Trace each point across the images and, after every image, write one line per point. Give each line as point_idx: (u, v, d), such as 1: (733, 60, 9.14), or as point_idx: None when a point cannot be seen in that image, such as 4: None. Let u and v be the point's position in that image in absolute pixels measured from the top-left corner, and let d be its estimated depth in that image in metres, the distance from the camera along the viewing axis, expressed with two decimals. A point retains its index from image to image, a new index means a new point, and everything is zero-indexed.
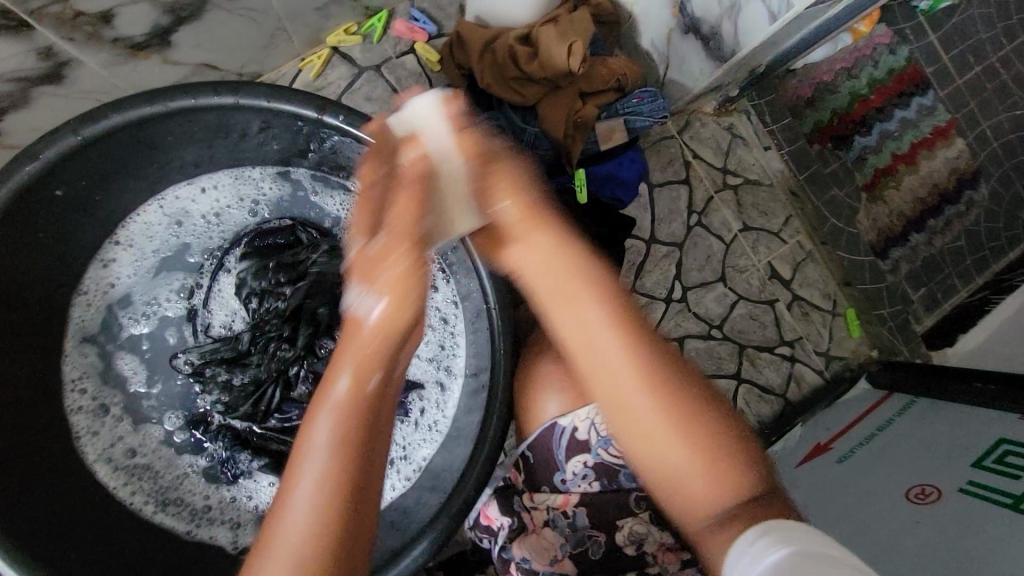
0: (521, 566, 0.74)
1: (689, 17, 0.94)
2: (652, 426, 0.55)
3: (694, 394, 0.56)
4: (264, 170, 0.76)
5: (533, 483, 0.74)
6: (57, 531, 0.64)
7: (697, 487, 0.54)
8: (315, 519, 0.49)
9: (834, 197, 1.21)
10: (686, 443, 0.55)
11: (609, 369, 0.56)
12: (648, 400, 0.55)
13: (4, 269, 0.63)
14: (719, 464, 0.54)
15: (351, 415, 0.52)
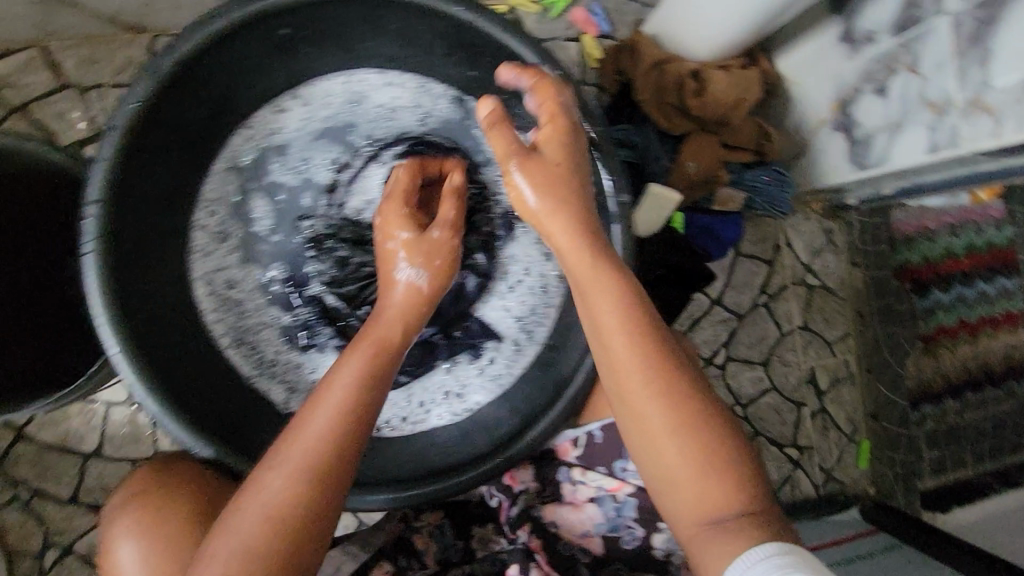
0: (546, 524, 0.70)
1: (846, 117, 0.96)
2: (665, 449, 0.56)
3: (684, 414, 0.56)
4: (446, 90, 0.76)
5: (587, 460, 0.69)
6: (151, 325, 0.64)
7: (701, 495, 0.55)
8: (331, 444, 0.54)
9: (894, 334, 1.19)
10: (699, 460, 0.55)
11: (634, 391, 0.57)
12: (654, 413, 0.56)
13: (204, 73, 0.64)
14: (724, 474, 0.55)
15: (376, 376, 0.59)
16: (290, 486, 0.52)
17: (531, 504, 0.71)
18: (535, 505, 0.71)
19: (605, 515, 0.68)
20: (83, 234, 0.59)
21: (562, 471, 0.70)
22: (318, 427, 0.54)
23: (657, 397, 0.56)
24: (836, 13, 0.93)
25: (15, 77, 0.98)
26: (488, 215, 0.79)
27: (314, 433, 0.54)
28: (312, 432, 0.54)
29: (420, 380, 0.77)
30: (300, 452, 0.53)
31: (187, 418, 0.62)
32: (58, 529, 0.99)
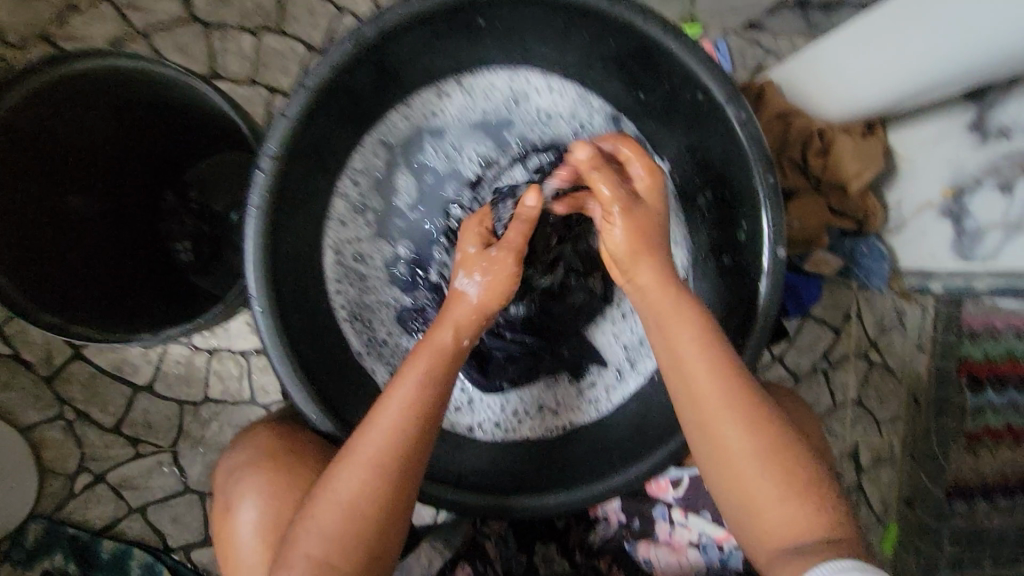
0: (640, 560, 0.75)
1: (959, 208, 0.96)
2: (741, 468, 0.54)
3: (771, 442, 0.54)
4: (604, 106, 0.74)
5: (687, 501, 0.73)
6: (292, 287, 0.62)
7: (773, 512, 0.53)
8: (404, 430, 0.52)
9: (945, 425, 1.17)
10: (769, 474, 0.53)
11: (714, 420, 0.55)
12: (732, 434, 0.54)
13: (398, 49, 0.62)
14: (800, 489, 0.53)
15: (443, 357, 0.55)
16: (367, 472, 0.51)
17: (626, 538, 0.76)
18: (630, 540, 0.76)
19: (708, 563, 0.72)
20: (255, 183, 0.57)
21: (660, 510, 0.74)
22: (389, 417, 0.52)
23: (735, 418, 0.54)
24: (970, 99, 0.91)
25: (147, 2, 0.98)
26: None
27: (385, 417, 0.52)
28: (383, 421, 0.52)
29: (521, 388, 0.76)
30: (373, 438, 0.52)
31: (315, 391, 0.59)
32: (94, 454, 0.99)
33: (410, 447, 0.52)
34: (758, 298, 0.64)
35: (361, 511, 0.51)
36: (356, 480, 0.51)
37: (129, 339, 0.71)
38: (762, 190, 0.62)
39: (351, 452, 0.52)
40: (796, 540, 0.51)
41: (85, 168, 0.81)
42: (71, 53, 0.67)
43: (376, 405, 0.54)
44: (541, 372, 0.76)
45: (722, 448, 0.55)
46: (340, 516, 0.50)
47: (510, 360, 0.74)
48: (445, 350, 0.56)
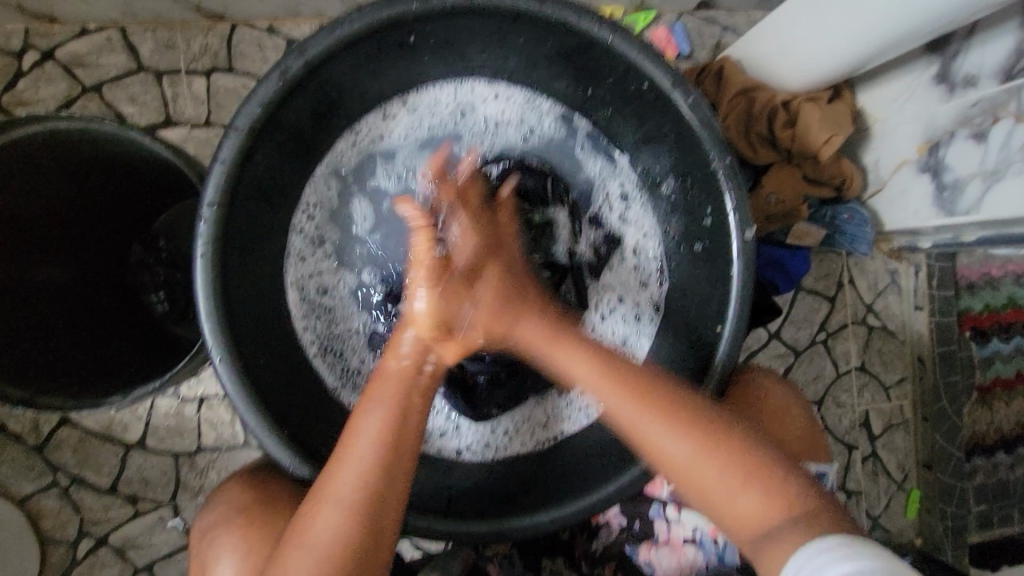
0: (642, 562, 0.74)
1: (935, 161, 0.94)
2: (696, 473, 0.55)
3: (714, 439, 0.55)
4: (553, 108, 0.76)
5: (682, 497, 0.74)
6: (253, 330, 0.61)
7: (740, 504, 0.54)
8: (375, 467, 0.52)
9: (954, 382, 1.14)
10: (726, 469, 0.55)
11: (652, 435, 0.57)
12: (675, 445, 0.56)
13: (328, 76, 0.61)
14: (756, 475, 0.54)
15: (402, 388, 0.56)
16: (345, 513, 0.50)
17: (627, 542, 0.75)
18: (630, 543, 0.75)
19: (707, 559, 0.73)
20: (197, 235, 0.55)
21: (656, 508, 0.75)
22: (359, 454, 0.52)
23: (673, 430, 0.56)
24: (932, 52, 0.89)
25: (93, 57, 0.97)
26: (578, 231, 0.78)
27: (355, 455, 0.52)
28: (352, 460, 0.52)
29: (506, 411, 0.75)
30: (345, 479, 0.51)
31: (285, 436, 0.58)
32: (93, 517, 0.97)
33: (382, 484, 0.52)
34: (732, 282, 0.63)
35: (344, 553, 0.50)
36: (333, 524, 0.50)
37: (99, 404, 0.70)
38: (719, 172, 0.61)
39: (320, 496, 0.51)
40: (763, 528, 0.53)
41: (45, 233, 0.80)
42: (10, 121, 0.66)
43: (341, 447, 0.54)
44: (529, 392, 0.76)
45: (674, 460, 0.56)
46: (322, 563, 0.49)
47: (493, 383, 0.75)
48: (400, 378, 0.56)
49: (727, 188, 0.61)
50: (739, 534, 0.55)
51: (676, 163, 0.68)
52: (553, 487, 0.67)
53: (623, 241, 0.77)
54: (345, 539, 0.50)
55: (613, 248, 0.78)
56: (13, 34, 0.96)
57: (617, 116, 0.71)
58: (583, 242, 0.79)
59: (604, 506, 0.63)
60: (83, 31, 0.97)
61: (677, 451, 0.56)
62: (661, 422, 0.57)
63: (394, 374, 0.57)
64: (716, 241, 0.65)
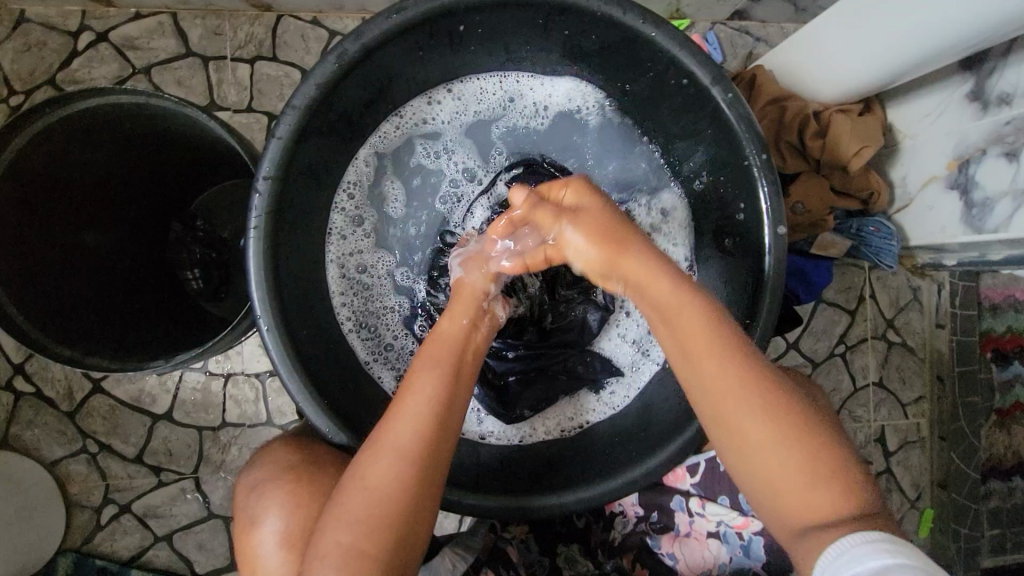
0: (664, 555, 0.75)
1: (965, 178, 0.94)
2: (747, 420, 0.52)
3: (776, 390, 0.52)
4: (591, 102, 0.78)
5: (705, 489, 0.76)
6: (296, 301, 0.63)
7: (781, 487, 0.51)
8: (428, 423, 0.53)
9: (973, 403, 1.14)
10: (779, 432, 0.51)
11: (718, 364, 0.53)
12: (730, 367, 0.53)
13: (380, 60, 0.63)
14: (808, 433, 0.51)
15: (454, 351, 0.59)
16: (404, 464, 0.51)
17: (650, 532, 0.77)
18: (652, 535, 0.77)
19: (732, 554, 0.73)
20: (251, 207, 0.58)
21: (678, 500, 0.76)
22: (412, 408, 0.54)
23: (733, 359, 0.53)
24: (968, 69, 0.90)
25: (144, 41, 1.01)
26: None
27: (409, 410, 0.54)
28: (408, 414, 0.54)
29: (543, 412, 0.77)
30: (398, 431, 0.53)
31: (324, 404, 0.60)
32: (118, 484, 1.00)
33: (427, 447, 0.53)
34: (763, 276, 0.64)
35: (397, 508, 0.50)
36: (391, 471, 0.51)
37: (141, 368, 0.72)
38: (755, 167, 0.63)
39: (379, 443, 0.53)
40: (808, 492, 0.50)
41: (95, 205, 0.83)
42: (75, 91, 0.69)
43: (397, 398, 0.55)
44: (563, 393, 0.77)
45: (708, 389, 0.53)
46: (376, 511, 0.50)
47: (522, 383, 0.77)
48: (456, 340, 0.60)
49: (756, 183, 0.63)
50: (778, 516, 0.52)
51: (709, 162, 0.70)
52: (577, 476, 0.68)
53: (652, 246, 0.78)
54: (387, 491, 0.51)
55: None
56: (70, 14, 1.00)
57: (653, 114, 0.73)
58: None
59: (628, 490, 0.65)
60: (136, 14, 1.01)
61: (730, 372, 0.53)
62: (715, 353, 0.53)
63: (451, 336, 0.60)
64: (747, 236, 0.67)
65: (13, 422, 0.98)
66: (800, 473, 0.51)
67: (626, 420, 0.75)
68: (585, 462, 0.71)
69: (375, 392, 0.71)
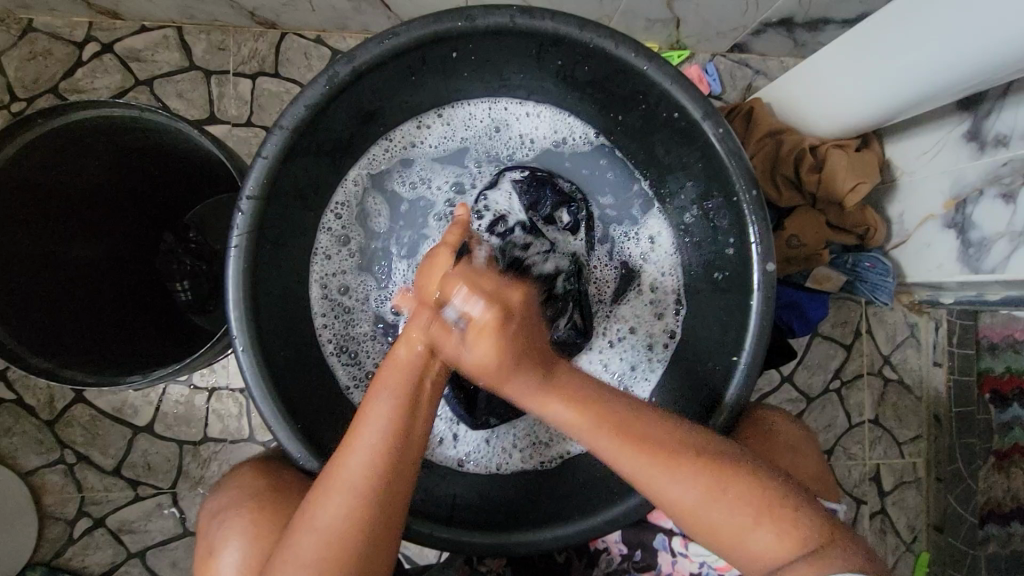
0: None
1: (962, 218, 0.94)
2: (698, 492, 0.54)
3: (709, 448, 0.56)
4: (584, 132, 0.79)
5: None
6: (275, 323, 0.62)
7: (733, 527, 0.55)
8: (384, 453, 0.52)
9: (971, 445, 1.13)
10: (721, 486, 0.55)
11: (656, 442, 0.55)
12: (665, 440, 0.55)
13: (370, 84, 0.63)
14: (743, 490, 0.55)
15: (412, 375, 0.54)
16: (357, 501, 0.51)
17: (630, 569, 0.74)
18: (633, 573, 0.74)
19: None
20: (233, 226, 0.57)
21: (660, 539, 0.73)
22: (366, 442, 0.52)
23: (669, 434, 0.55)
24: (965, 110, 0.90)
25: (149, 53, 1.02)
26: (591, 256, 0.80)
27: (363, 444, 0.52)
28: (361, 446, 0.52)
29: (510, 423, 0.76)
30: (353, 467, 0.51)
31: (298, 429, 0.59)
32: (94, 497, 0.98)
33: (387, 476, 0.51)
34: (750, 316, 0.63)
35: (349, 544, 0.50)
36: (341, 509, 0.50)
37: (118, 382, 0.71)
38: (744, 204, 0.62)
39: (333, 478, 0.51)
40: (766, 550, 0.54)
41: (85, 214, 0.83)
42: (69, 104, 0.69)
43: (351, 429, 0.53)
44: (530, 405, 0.76)
45: (651, 464, 0.54)
46: (328, 549, 0.50)
47: (492, 390, 0.75)
48: (410, 365, 0.55)
49: (744, 220, 0.63)
50: (728, 549, 0.56)
51: (700, 195, 0.69)
52: (558, 511, 0.66)
53: (641, 277, 0.79)
54: (352, 524, 0.50)
55: (631, 279, 0.79)
56: (77, 25, 1.01)
57: (645, 144, 0.73)
58: (603, 278, 0.80)
59: (608, 528, 0.63)
60: (142, 27, 1.02)
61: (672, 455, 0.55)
62: (656, 426, 0.55)
63: (405, 359, 0.55)
64: (735, 271, 0.66)
65: None
66: (751, 530, 0.55)
67: None
68: (566, 496, 0.70)
69: (351, 417, 0.70)
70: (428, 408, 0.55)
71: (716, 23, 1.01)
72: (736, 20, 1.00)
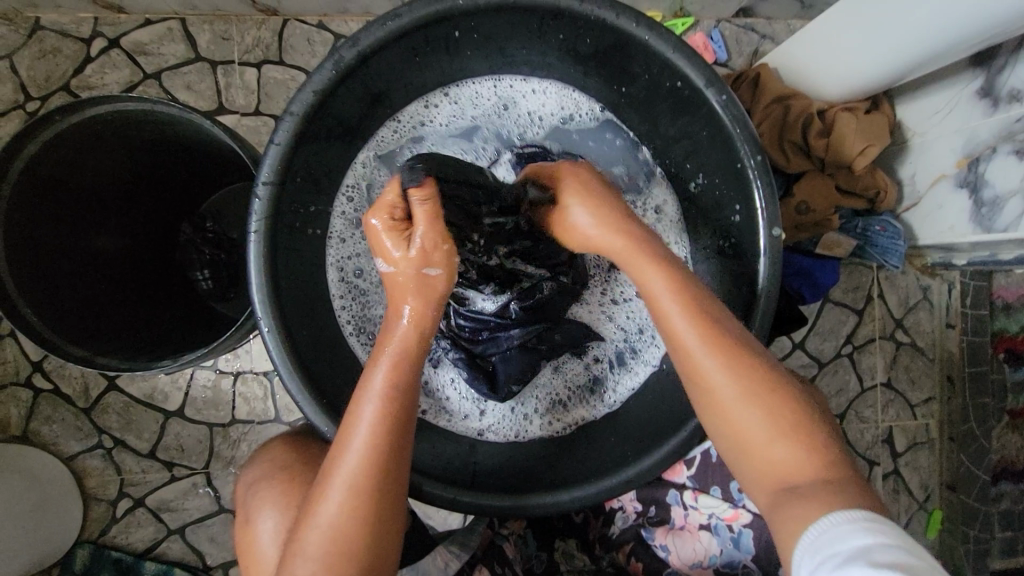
0: (657, 546, 0.77)
1: (974, 177, 0.93)
2: (741, 422, 0.53)
3: (765, 389, 0.53)
4: (590, 107, 0.79)
5: (697, 481, 0.78)
6: (296, 306, 0.65)
7: (776, 457, 0.52)
8: (378, 437, 0.53)
9: (984, 404, 1.13)
10: (767, 424, 0.53)
11: (704, 368, 0.54)
12: (718, 379, 0.54)
13: (376, 67, 0.64)
14: (789, 428, 0.53)
15: (408, 357, 0.56)
16: (354, 498, 0.52)
17: (647, 522, 0.78)
18: (647, 527, 0.78)
19: (722, 546, 0.74)
20: (251, 212, 0.59)
21: (673, 493, 0.78)
22: (362, 431, 0.53)
23: (723, 365, 0.54)
24: (977, 66, 0.89)
25: (155, 46, 1.03)
26: None
27: (359, 427, 0.53)
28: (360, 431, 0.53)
29: (529, 394, 0.79)
30: (353, 451, 0.53)
31: (323, 404, 0.62)
32: (132, 479, 1.03)
33: (385, 456, 0.53)
34: (758, 283, 0.64)
35: (348, 532, 0.52)
36: (338, 505, 0.52)
37: (150, 367, 0.74)
38: (750, 169, 0.63)
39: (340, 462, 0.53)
40: (793, 480, 0.51)
41: (105, 209, 0.86)
42: (85, 99, 0.71)
43: (346, 423, 0.54)
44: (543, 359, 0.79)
45: (705, 393, 0.55)
46: (330, 537, 0.51)
47: (505, 360, 0.77)
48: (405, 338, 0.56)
49: (748, 186, 0.64)
50: (762, 483, 0.54)
51: (705, 164, 0.70)
52: (578, 476, 0.69)
53: None
54: (348, 512, 0.52)
55: None
56: (83, 22, 1.02)
57: (650, 115, 0.73)
58: None
59: (623, 489, 0.66)
60: (147, 21, 1.03)
61: (721, 386, 0.54)
62: (714, 353, 0.54)
63: (403, 342, 0.56)
64: (742, 237, 0.67)
65: (33, 418, 1.02)
66: (789, 474, 0.52)
67: (622, 421, 0.76)
68: (582, 462, 0.72)
69: None
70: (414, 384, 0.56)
71: None
72: None
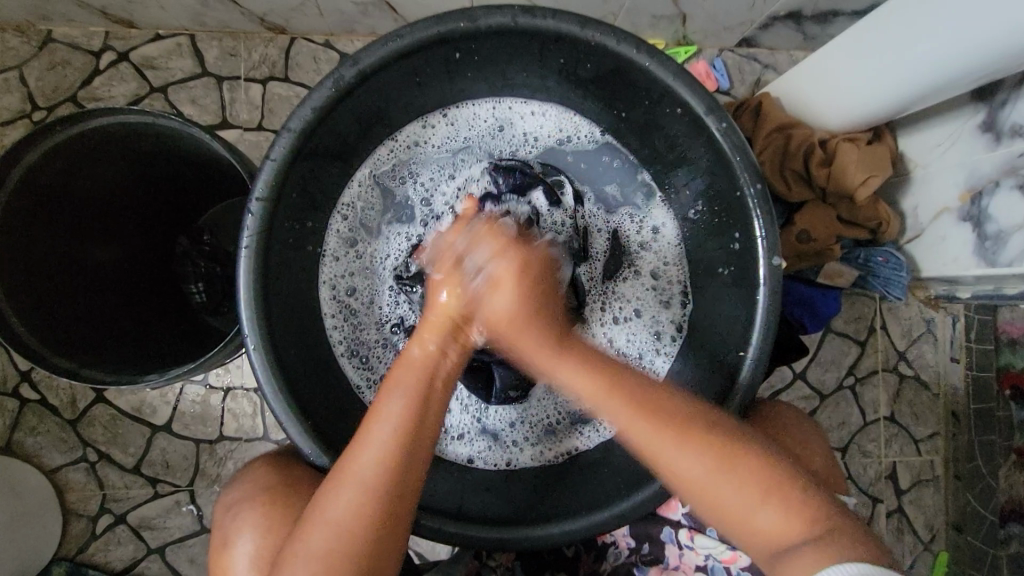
0: None
1: (978, 211, 0.92)
2: (725, 496, 0.55)
3: (739, 457, 0.55)
4: (589, 127, 0.79)
5: (695, 521, 0.73)
6: (286, 326, 0.64)
7: (757, 517, 0.55)
8: (393, 459, 0.53)
9: (991, 442, 1.09)
10: (749, 489, 0.55)
11: (673, 459, 0.55)
12: (695, 466, 0.55)
13: (376, 86, 0.64)
14: (769, 486, 0.55)
15: (422, 379, 0.56)
16: (367, 496, 0.52)
17: (639, 561, 0.75)
18: (639, 566, 0.75)
19: None
20: (244, 228, 0.59)
21: (668, 531, 0.74)
22: (373, 446, 0.53)
23: (692, 449, 0.55)
24: (980, 100, 0.89)
25: (163, 60, 1.04)
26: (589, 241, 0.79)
27: (373, 442, 0.53)
28: (373, 445, 0.53)
29: (520, 419, 0.77)
30: (363, 465, 0.52)
31: (310, 427, 0.60)
32: (114, 494, 1.00)
33: (394, 471, 0.53)
34: (758, 313, 0.63)
35: (356, 545, 0.51)
36: (348, 517, 0.51)
37: (136, 381, 0.73)
38: (750, 198, 0.62)
39: (345, 476, 0.53)
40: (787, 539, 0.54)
41: (102, 220, 0.86)
42: (85, 111, 0.71)
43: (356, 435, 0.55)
44: None
45: (689, 482, 0.55)
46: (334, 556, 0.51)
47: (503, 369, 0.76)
48: (424, 364, 0.56)
49: (746, 213, 0.63)
50: (756, 544, 0.55)
51: (705, 190, 0.69)
52: (570, 508, 0.66)
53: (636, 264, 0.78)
54: (360, 525, 0.52)
55: (622, 261, 0.79)
56: (94, 36, 1.04)
57: (650, 140, 0.73)
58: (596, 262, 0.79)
59: (615, 522, 0.64)
60: (156, 36, 1.04)
61: (698, 473, 0.55)
62: (678, 443, 0.55)
63: (418, 364, 0.56)
64: (741, 265, 0.66)
65: (18, 428, 1.00)
66: (782, 533, 0.54)
67: (616, 450, 0.74)
68: (574, 493, 0.69)
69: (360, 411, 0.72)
70: (441, 410, 0.57)
71: (723, 17, 1.00)
72: (743, 14, 0.99)
